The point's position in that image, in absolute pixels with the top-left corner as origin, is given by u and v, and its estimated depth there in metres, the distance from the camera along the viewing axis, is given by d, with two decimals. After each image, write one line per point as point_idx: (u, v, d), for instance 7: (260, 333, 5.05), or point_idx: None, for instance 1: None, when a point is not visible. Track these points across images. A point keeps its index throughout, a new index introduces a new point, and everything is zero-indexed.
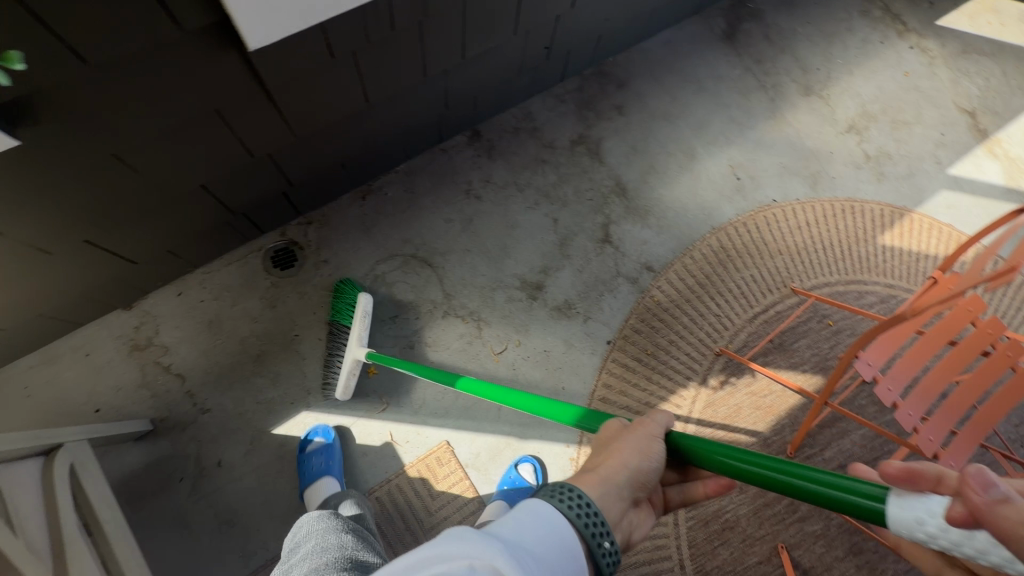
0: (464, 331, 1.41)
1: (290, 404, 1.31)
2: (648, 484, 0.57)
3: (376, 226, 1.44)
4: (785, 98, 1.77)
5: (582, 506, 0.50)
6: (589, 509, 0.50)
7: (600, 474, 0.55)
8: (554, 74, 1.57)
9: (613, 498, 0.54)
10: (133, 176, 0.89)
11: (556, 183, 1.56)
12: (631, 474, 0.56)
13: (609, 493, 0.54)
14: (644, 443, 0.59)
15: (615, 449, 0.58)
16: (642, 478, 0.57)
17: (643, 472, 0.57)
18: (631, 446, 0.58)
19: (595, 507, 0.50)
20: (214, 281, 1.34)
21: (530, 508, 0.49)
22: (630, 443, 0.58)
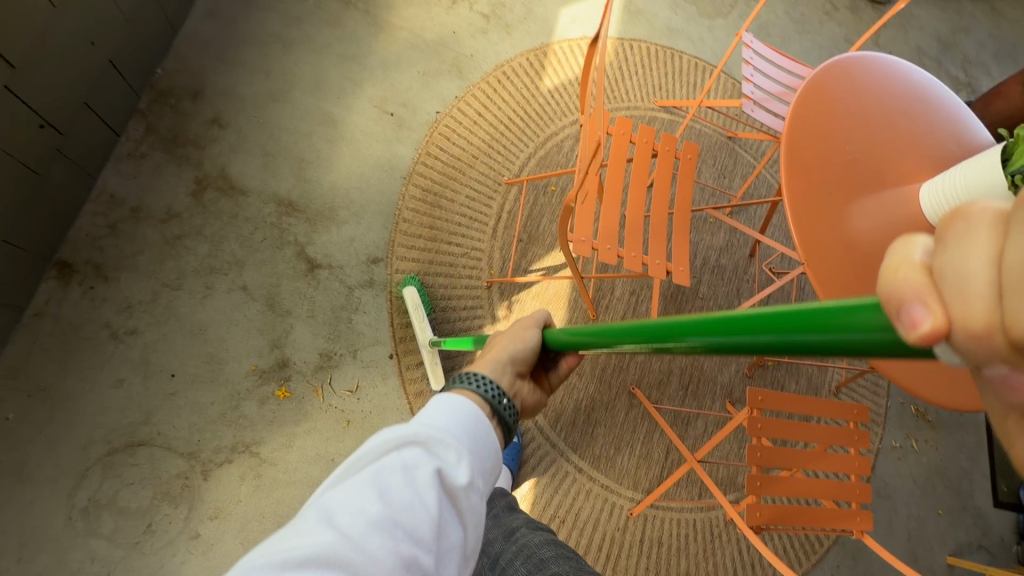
0: (240, 472, 1.16)
1: None
2: (524, 359, 0.74)
3: (31, 459, 1.06)
4: (377, 3, 1.58)
5: (494, 389, 0.64)
6: (490, 382, 0.65)
7: (487, 359, 0.72)
8: (99, 134, 1.18)
9: (500, 371, 0.71)
10: None
11: (213, 250, 1.26)
12: (510, 355, 0.73)
13: (496, 369, 0.71)
14: (520, 332, 0.76)
15: (497, 342, 0.75)
16: (514, 355, 0.73)
17: (517, 350, 0.74)
18: (507, 337, 0.76)
19: (492, 379, 0.66)
20: None
21: (447, 395, 0.58)
22: (508, 334, 0.76)
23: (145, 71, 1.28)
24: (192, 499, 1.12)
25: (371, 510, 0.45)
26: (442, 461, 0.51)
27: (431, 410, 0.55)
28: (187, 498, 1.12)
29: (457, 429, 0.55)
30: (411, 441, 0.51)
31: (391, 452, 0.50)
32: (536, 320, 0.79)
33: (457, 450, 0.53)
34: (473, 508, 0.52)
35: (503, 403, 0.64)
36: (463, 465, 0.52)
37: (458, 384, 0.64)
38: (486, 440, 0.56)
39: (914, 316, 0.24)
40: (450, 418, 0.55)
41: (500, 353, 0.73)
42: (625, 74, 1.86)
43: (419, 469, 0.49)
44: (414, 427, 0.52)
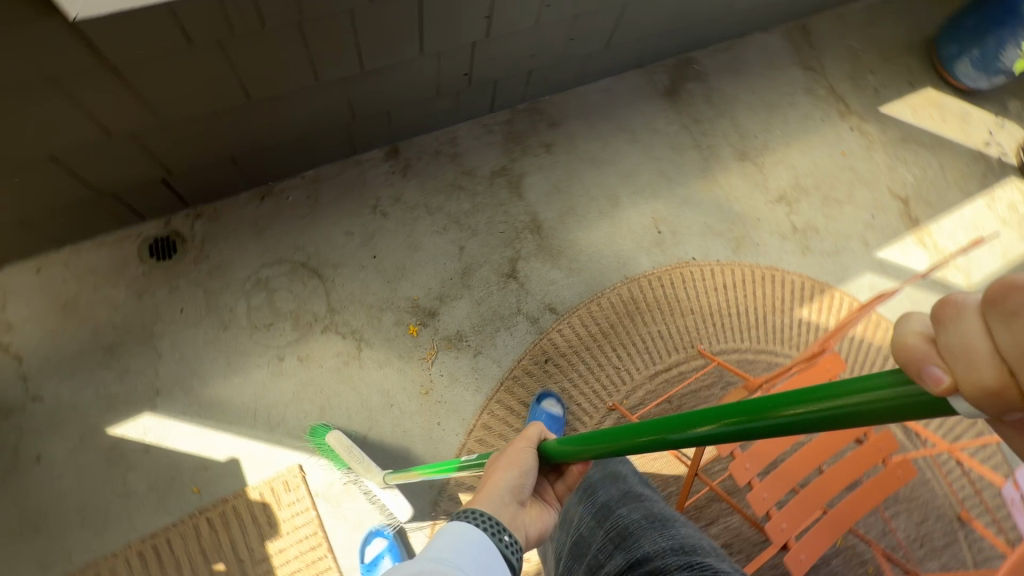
0: (343, 351, 1.34)
1: (133, 405, 1.21)
2: (526, 486, 0.69)
3: (270, 229, 1.38)
4: (718, 159, 1.78)
5: (493, 524, 0.62)
6: (483, 517, 0.62)
7: (492, 490, 0.67)
8: (484, 102, 1.54)
9: (501, 507, 0.66)
10: None
11: (469, 211, 1.52)
12: (514, 491, 0.68)
13: (495, 505, 0.65)
14: (516, 452, 0.71)
15: (495, 469, 0.69)
16: (517, 484, 0.69)
17: (519, 482, 0.69)
18: (502, 463, 0.70)
19: (485, 514, 0.63)
20: (80, 262, 1.26)
21: (445, 536, 0.60)
22: (507, 459, 0.70)
23: (540, 91, 1.65)
24: (306, 335, 1.33)
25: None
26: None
27: (433, 543, 0.59)
28: (303, 333, 1.33)
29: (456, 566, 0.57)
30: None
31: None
32: (535, 433, 0.74)
33: None
34: None
35: (507, 540, 0.62)
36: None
37: (455, 518, 0.62)
38: (492, 560, 0.59)
39: (933, 375, 0.31)
40: (455, 550, 0.58)
41: (499, 484, 0.67)
42: (886, 366, 1.67)
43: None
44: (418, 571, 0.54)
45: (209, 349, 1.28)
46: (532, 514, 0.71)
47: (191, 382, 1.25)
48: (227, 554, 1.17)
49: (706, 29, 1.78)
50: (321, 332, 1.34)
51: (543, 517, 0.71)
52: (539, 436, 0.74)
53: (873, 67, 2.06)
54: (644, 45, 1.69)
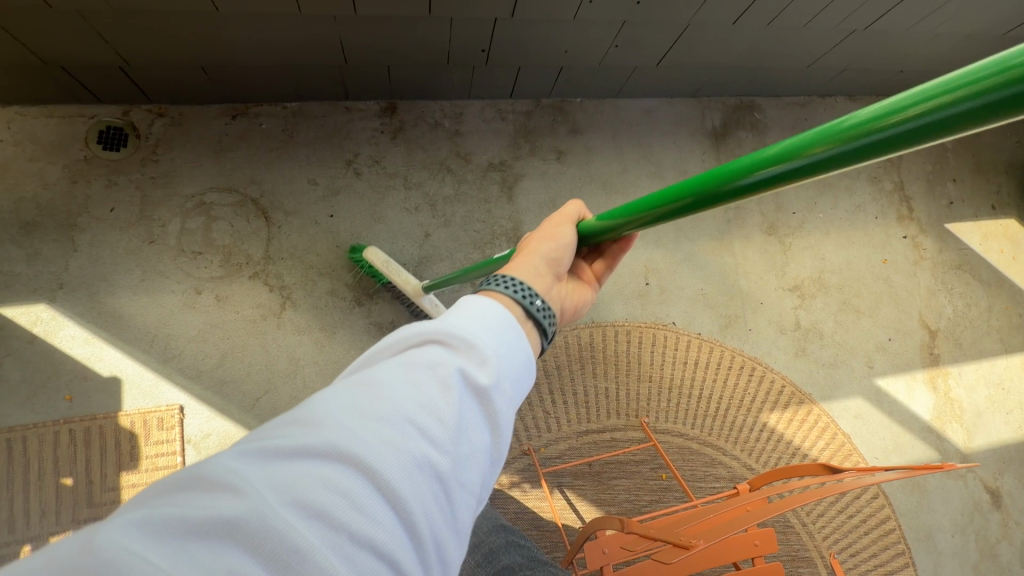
0: (265, 304, 1.25)
1: (32, 291, 1.15)
2: (563, 261, 0.65)
3: (231, 152, 1.27)
4: (741, 225, 1.59)
5: (526, 290, 0.54)
6: (515, 280, 0.54)
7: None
8: (503, 86, 1.38)
9: (539, 280, 0.60)
10: None
11: (450, 198, 1.38)
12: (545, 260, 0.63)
13: (534, 277, 0.60)
14: (552, 228, 0.66)
15: (528, 245, 0.64)
16: (553, 256, 0.64)
17: (556, 253, 0.64)
18: (537, 238, 0.65)
19: (516, 278, 0.54)
20: (23, 126, 1.18)
21: (478, 298, 0.49)
22: (540, 235, 0.65)
23: (571, 91, 1.46)
24: (231, 275, 1.24)
25: (386, 411, 0.37)
26: (470, 361, 0.42)
27: (461, 307, 0.47)
28: (229, 272, 1.24)
29: (491, 329, 0.45)
30: (434, 339, 0.43)
31: (402, 356, 0.42)
32: (572, 212, 0.69)
33: (490, 352, 0.43)
34: (503, 418, 0.42)
35: (538, 305, 0.53)
36: (488, 368, 0.42)
37: (487, 286, 0.54)
38: (521, 340, 0.46)
39: None
40: (487, 315, 0.46)
41: (536, 255, 0.62)
42: (839, 502, 1.52)
43: (441, 367, 0.41)
44: (438, 324, 0.43)
45: (127, 259, 1.20)
46: (566, 286, 0.68)
47: (99, 287, 1.18)
48: (78, 470, 1.12)
49: (781, 78, 1.55)
50: (246, 278, 1.24)
51: (580, 295, 0.69)
52: (578, 212, 0.70)
53: (956, 175, 1.80)
54: (703, 74, 1.47)
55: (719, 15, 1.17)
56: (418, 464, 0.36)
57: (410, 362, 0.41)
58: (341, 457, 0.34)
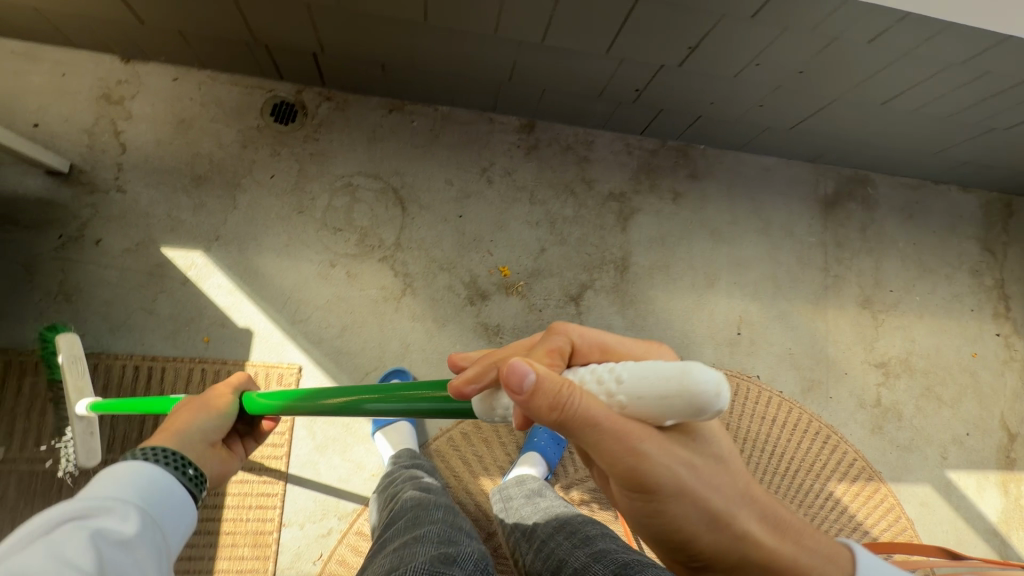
0: (388, 287, 1.33)
1: (193, 238, 1.26)
2: (205, 442, 0.77)
3: (382, 143, 1.37)
4: (838, 294, 1.61)
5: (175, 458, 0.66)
6: (166, 453, 0.65)
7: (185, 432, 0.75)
8: (638, 123, 1.45)
9: (192, 449, 0.74)
10: None
11: (568, 219, 1.45)
12: (205, 433, 0.78)
13: (188, 447, 0.73)
14: (213, 415, 0.80)
15: (181, 421, 0.77)
16: (211, 429, 0.79)
17: (203, 432, 0.78)
18: (193, 409, 0.80)
19: (166, 449, 0.66)
20: (211, 89, 1.30)
21: (117, 469, 0.60)
22: (189, 414, 0.78)
23: (698, 138, 1.52)
24: (364, 255, 1.33)
25: (58, 565, 0.44)
26: (107, 519, 0.52)
27: (93, 489, 0.56)
28: (362, 251, 1.33)
29: (122, 490, 0.57)
30: (80, 515, 0.50)
31: (61, 525, 0.48)
32: (233, 396, 0.86)
33: (124, 513, 0.54)
34: (140, 553, 0.52)
35: (191, 472, 0.66)
36: (130, 523, 0.53)
37: (131, 456, 0.63)
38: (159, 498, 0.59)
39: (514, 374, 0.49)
40: (121, 488, 0.57)
41: (194, 432, 0.76)
42: None
43: (96, 538, 0.49)
44: (79, 500, 0.52)
45: (277, 223, 1.30)
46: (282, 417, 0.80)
47: (249, 244, 1.28)
48: None
49: (903, 159, 1.58)
50: (376, 260, 1.33)
51: (221, 466, 0.79)
52: (243, 388, 0.87)
53: None
54: (829, 144, 1.52)
55: (871, 95, 1.22)
56: None
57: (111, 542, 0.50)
58: None
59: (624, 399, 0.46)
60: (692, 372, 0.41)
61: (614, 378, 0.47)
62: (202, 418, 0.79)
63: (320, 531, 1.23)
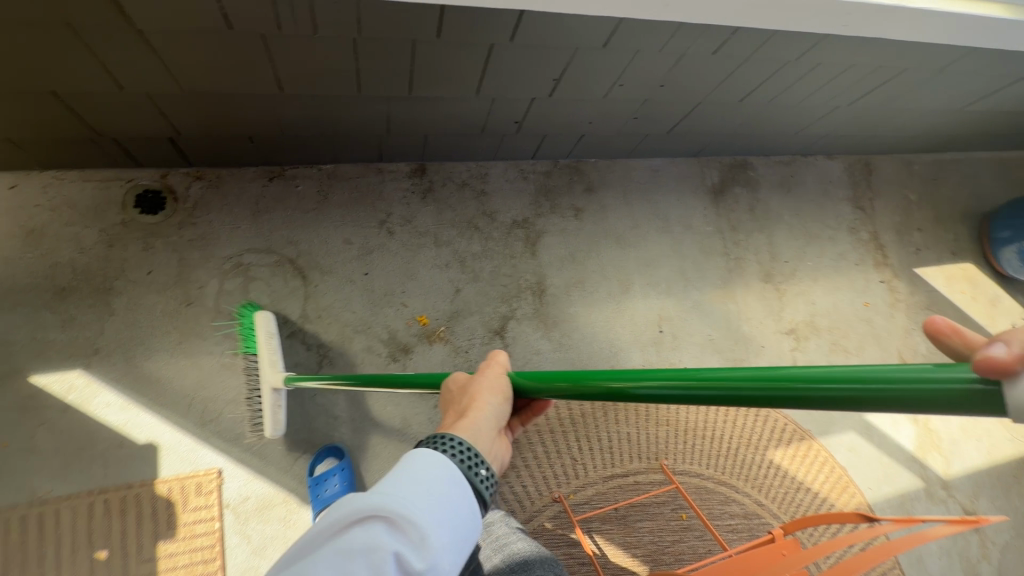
0: (303, 363, 1.26)
1: (66, 357, 1.13)
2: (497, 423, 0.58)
3: (268, 213, 1.31)
4: (741, 274, 1.71)
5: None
6: (459, 445, 0.52)
7: (471, 422, 0.56)
8: (527, 150, 1.47)
9: (486, 437, 0.56)
10: None
11: (478, 254, 1.45)
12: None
13: (483, 433, 0.56)
14: (489, 391, 0.59)
15: (472, 399, 0.59)
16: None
17: (496, 416, 0.58)
18: (482, 389, 0.59)
19: (462, 441, 0.53)
20: (61, 191, 1.18)
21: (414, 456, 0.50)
22: (484, 386, 0.59)
23: (587, 154, 1.57)
24: None
25: None
26: (407, 541, 0.44)
27: (397, 477, 0.49)
28: (266, 331, 1.25)
29: (428, 505, 0.46)
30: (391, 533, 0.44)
31: (356, 527, 0.44)
32: (501, 365, 0.62)
33: (425, 536, 0.44)
34: None
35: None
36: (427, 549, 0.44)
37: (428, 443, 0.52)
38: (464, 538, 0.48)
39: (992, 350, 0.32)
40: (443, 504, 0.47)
41: (478, 420, 0.56)
42: None
43: (378, 552, 0.42)
44: (377, 500, 0.45)
45: (165, 321, 1.20)
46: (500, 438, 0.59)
47: (135, 350, 1.17)
48: (112, 541, 1.09)
49: (772, 142, 1.71)
50: (284, 338, 1.26)
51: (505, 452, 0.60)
52: (505, 364, 0.62)
53: (921, 224, 1.99)
54: (705, 140, 1.61)
55: (729, 95, 1.30)
56: None
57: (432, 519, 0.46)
58: None
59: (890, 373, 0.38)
60: None
61: None
62: (489, 399, 0.58)
63: None
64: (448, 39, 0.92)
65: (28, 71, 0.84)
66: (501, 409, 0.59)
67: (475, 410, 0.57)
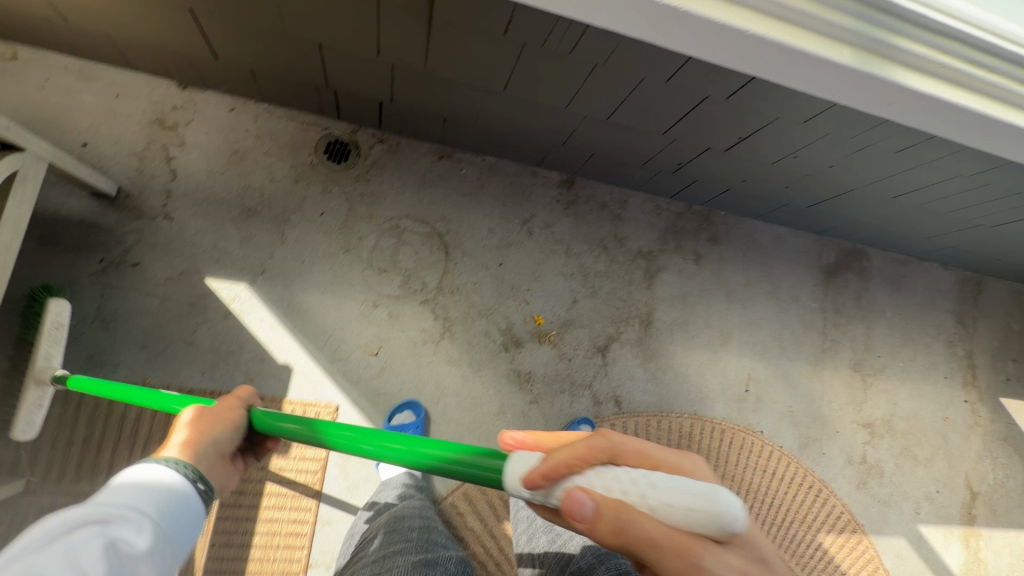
0: (428, 331, 1.36)
1: (237, 269, 1.25)
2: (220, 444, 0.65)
3: (430, 187, 1.41)
4: (833, 356, 1.74)
5: (197, 474, 0.59)
6: None
7: (197, 447, 0.63)
8: (671, 189, 1.55)
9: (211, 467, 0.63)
10: (268, 8, 0.92)
11: (600, 273, 1.53)
12: (217, 446, 0.65)
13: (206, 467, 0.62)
14: (225, 420, 0.67)
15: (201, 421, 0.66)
16: (224, 444, 0.65)
17: (219, 440, 0.65)
18: (212, 418, 0.66)
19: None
20: (268, 123, 1.31)
21: None
22: (218, 418, 0.67)
23: (720, 206, 1.64)
24: (406, 297, 1.35)
25: None
26: None
27: None
28: (404, 293, 1.36)
29: None
30: (85, 521, 0.47)
31: None
32: (243, 403, 0.71)
33: None
34: None
35: (200, 488, 0.58)
36: (143, 539, 0.49)
37: None
38: (179, 502, 0.54)
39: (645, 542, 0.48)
40: (140, 494, 0.52)
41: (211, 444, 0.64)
42: None
43: None
44: None
45: (323, 260, 1.31)
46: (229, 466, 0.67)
47: (294, 279, 1.29)
48: None
49: (896, 239, 1.74)
50: (418, 303, 1.36)
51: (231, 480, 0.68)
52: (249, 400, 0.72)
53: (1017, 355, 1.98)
54: (836, 222, 1.66)
55: (887, 189, 1.34)
56: None
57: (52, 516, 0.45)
58: None
59: (656, 505, 0.47)
60: (720, 496, 0.45)
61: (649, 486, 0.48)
62: (215, 432, 0.65)
63: None
64: (674, 85, 0.99)
65: (312, 26, 0.95)
66: (226, 437, 0.66)
67: (203, 436, 0.64)
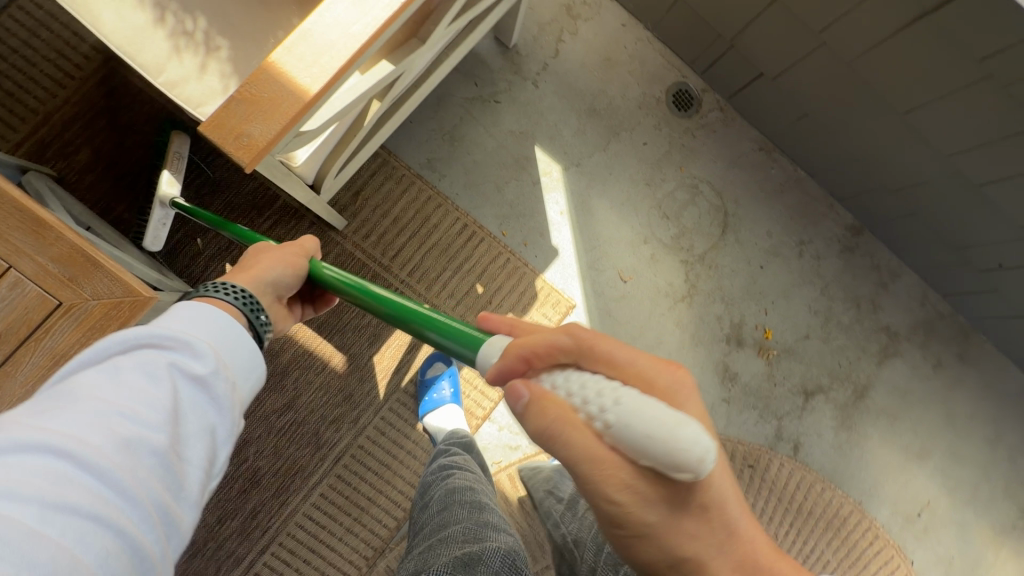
0: (674, 287, 1.42)
1: (560, 152, 1.39)
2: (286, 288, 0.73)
3: (739, 169, 1.46)
4: None
5: (254, 303, 0.65)
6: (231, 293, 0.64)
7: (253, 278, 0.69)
8: (955, 288, 1.48)
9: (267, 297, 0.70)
10: None
11: (841, 325, 1.50)
12: (276, 287, 0.71)
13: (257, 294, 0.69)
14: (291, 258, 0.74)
15: (263, 259, 0.73)
16: (284, 288, 0.72)
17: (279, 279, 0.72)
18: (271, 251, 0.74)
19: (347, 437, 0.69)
20: (643, 50, 1.43)
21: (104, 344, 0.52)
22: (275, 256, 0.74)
23: (989, 330, 1.54)
24: (672, 249, 1.42)
25: (89, 407, 0.46)
26: (186, 356, 0.53)
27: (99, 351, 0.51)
28: (671, 244, 1.42)
29: (184, 324, 0.55)
30: (156, 340, 0.52)
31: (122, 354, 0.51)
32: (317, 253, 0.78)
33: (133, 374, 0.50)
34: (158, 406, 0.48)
35: (261, 319, 0.65)
36: (203, 358, 0.53)
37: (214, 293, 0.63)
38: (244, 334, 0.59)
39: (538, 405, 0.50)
40: (212, 328, 0.57)
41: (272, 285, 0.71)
42: None
43: (158, 361, 0.51)
44: (156, 353, 0.52)
45: (624, 181, 1.41)
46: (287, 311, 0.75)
47: (595, 183, 1.40)
48: (490, 286, 1.33)
49: None
50: (678, 260, 1.43)
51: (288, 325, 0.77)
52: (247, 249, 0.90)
53: None
54: None
55: None
56: (130, 439, 0.46)
57: (107, 338, 0.51)
58: (116, 444, 0.45)
59: (612, 422, 0.43)
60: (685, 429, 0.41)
61: (601, 403, 0.45)
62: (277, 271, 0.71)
63: (510, 442, 1.33)
64: None
65: None
66: (287, 279, 0.72)
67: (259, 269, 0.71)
